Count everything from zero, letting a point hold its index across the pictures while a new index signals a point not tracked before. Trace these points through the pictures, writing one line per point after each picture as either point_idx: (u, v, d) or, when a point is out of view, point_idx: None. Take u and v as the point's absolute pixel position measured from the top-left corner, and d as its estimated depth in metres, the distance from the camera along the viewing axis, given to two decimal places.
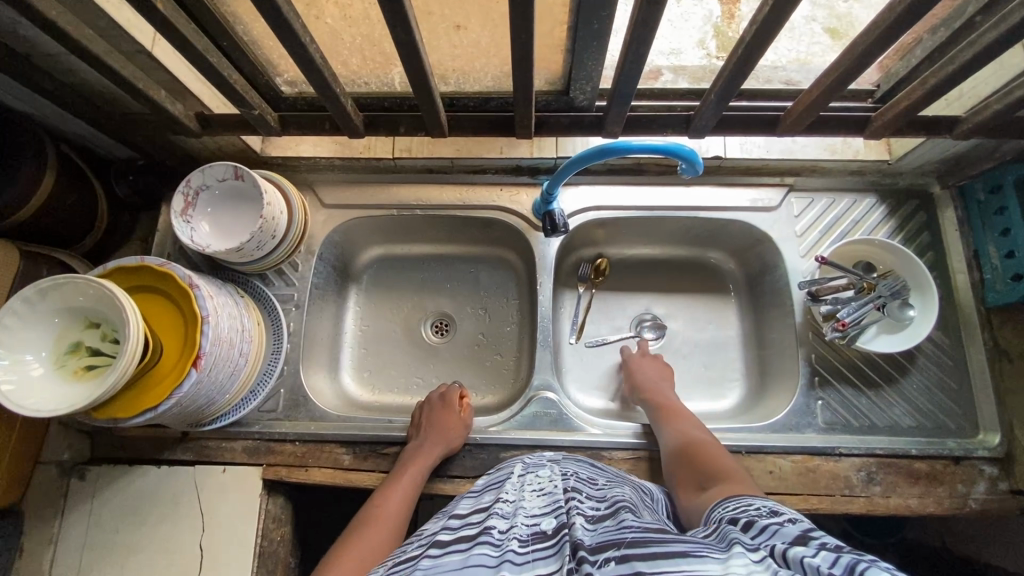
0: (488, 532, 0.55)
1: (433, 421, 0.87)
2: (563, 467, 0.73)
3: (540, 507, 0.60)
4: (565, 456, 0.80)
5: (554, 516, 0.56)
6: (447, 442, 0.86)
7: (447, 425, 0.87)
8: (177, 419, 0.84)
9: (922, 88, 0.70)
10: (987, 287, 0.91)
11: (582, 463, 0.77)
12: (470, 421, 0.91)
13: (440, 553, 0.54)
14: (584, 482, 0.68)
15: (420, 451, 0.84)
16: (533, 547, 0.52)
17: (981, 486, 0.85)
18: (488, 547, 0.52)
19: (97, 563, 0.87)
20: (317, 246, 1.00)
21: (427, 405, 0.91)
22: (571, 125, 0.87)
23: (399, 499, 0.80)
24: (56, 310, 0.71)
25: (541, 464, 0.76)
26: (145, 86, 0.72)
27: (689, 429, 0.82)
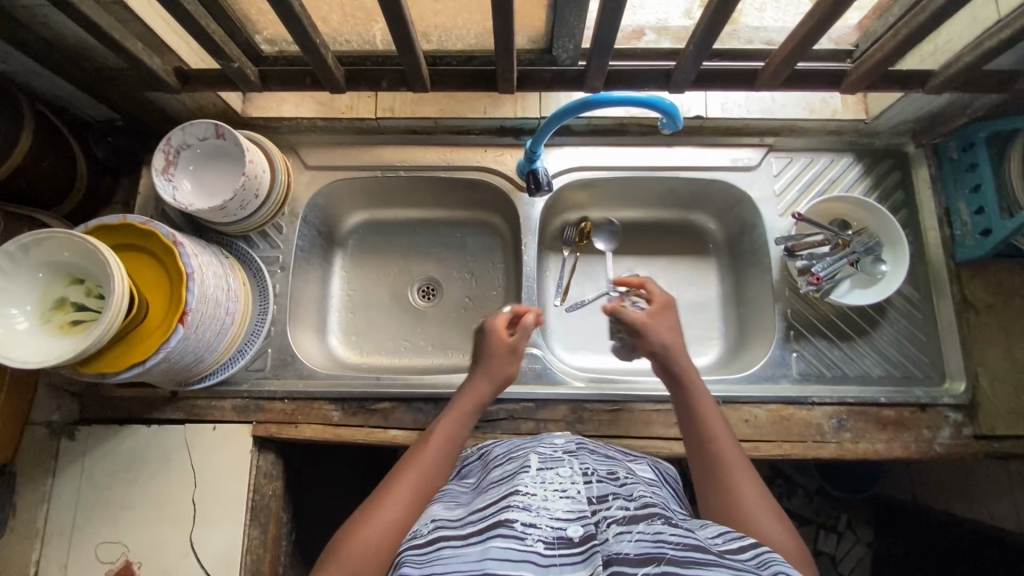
0: (509, 523, 0.54)
1: (490, 355, 0.82)
2: (580, 461, 0.68)
3: (561, 499, 0.58)
4: (579, 444, 0.75)
5: (581, 519, 0.55)
6: (494, 368, 0.81)
7: (503, 350, 0.82)
8: (166, 377, 0.85)
9: (895, 39, 0.73)
10: (956, 242, 0.94)
11: (594, 456, 0.73)
12: (526, 337, 0.85)
13: (463, 544, 0.54)
14: (603, 474, 0.66)
15: (472, 386, 0.80)
16: (559, 551, 0.51)
17: (946, 432, 0.89)
18: (510, 542, 0.51)
19: (91, 519, 0.88)
20: (301, 208, 1.01)
21: (503, 342, 0.83)
22: (553, 80, 0.86)
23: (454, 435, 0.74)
24: (40, 264, 0.71)
25: (558, 457, 0.69)
26: (121, 37, 0.71)
27: (735, 462, 0.68)
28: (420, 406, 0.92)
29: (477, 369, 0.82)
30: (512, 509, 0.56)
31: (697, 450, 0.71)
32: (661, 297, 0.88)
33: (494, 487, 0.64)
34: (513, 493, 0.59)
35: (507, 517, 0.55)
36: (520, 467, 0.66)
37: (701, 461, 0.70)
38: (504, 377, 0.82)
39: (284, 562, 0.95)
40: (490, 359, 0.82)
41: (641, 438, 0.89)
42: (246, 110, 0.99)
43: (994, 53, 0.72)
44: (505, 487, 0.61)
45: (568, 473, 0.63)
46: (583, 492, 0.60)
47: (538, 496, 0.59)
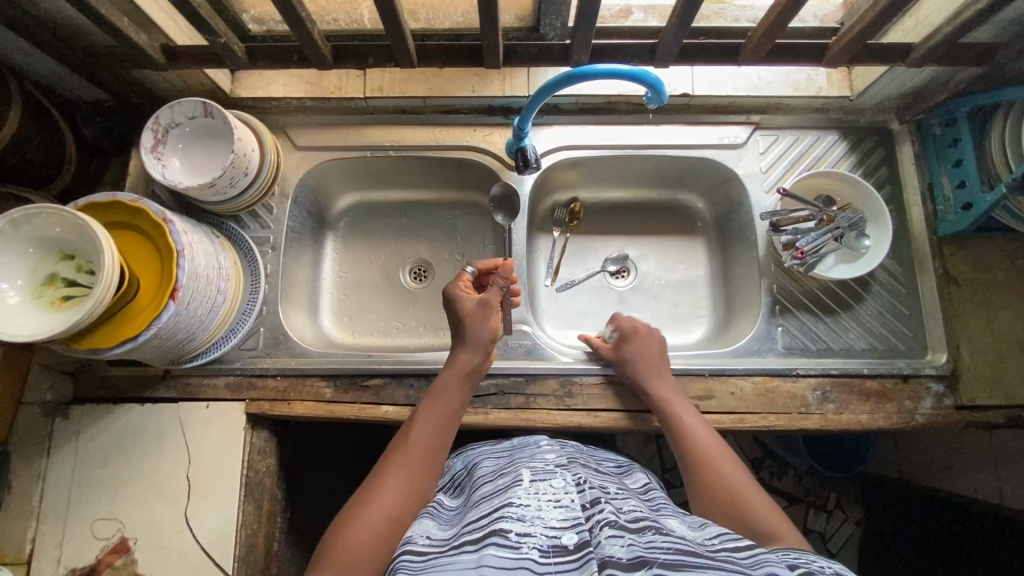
0: (503, 532, 0.51)
1: (469, 319, 0.85)
2: (573, 473, 0.63)
3: (555, 508, 0.55)
4: (569, 458, 0.70)
5: (575, 527, 0.51)
6: (473, 332, 0.84)
7: (478, 310, 0.85)
8: (158, 355, 0.86)
9: (875, 11, 0.74)
10: (939, 218, 0.95)
11: (586, 470, 0.67)
12: (500, 289, 0.88)
13: (457, 555, 0.50)
14: (597, 486, 0.61)
15: (456, 357, 0.83)
16: (554, 560, 0.47)
17: (928, 402, 0.91)
18: (504, 550, 0.48)
19: (86, 496, 0.89)
20: (292, 188, 1.01)
21: (472, 303, 0.86)
22: (539, 56, 0.86)
23: (442, 407, 0.77)
24: (31, 240, 0.72)
25: (550, 470, 0.64)
26: (107, 12, 0.72)
27: (718, 460, 0.72)
28: (412, 382, 0.93)
29: (460, 338, 0.85)
30: (505, 519, 0.53)
31: (684, 461, 0.75)
32: (640, 329, 0.91)
33: (484, 501, 0.59)
34: (507, 504, 0.56)
35: (500, 527, 0.52)
36: (513, 480, 0.61)
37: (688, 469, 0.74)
38: (487, 339, 0.84)
39: (279, 538, 0.96)
40: (468, 324, 0.85)
41: (629, 411, 0.90)
42: (234, 90, 1.00)
43: (973, 24, 0.73)
44: (498, 499, 0.57)
45: (563, 484, 0.59)
46: (577, 500, 0.56)
47: (532, 506, 0.55)
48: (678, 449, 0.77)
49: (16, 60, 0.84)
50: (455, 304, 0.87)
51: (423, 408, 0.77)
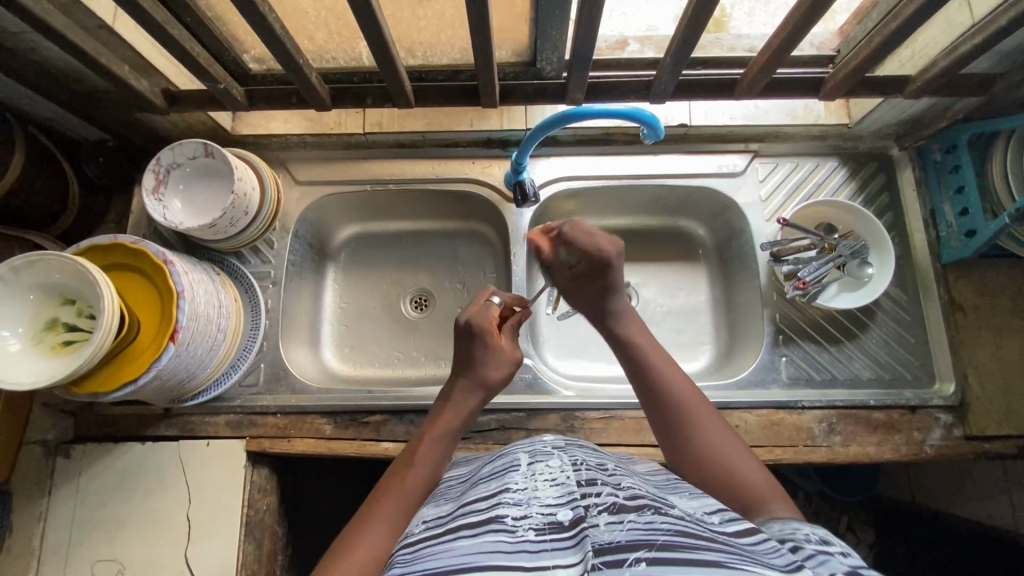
0: (500, 519, 0.50)
1: (489, 364, 0.73)
2: (572, 453, 0.60)
3: (552, 486, 0.54)
4: (569, 440, 0.66)
5: (571, 503, 0.50)
6: (489, 379, 0.73)
7: (504, 357, 0.74)
8: (159, 395, 0.86)
9: (870, 47, 0.74)
10: (942, 244, 0.94)
11: (585, 449, 0.64)
12: (513, 339, 0.79)
13: (454, 537, 0.50)
14: (596, 464, 0.58)
15: (462, 399, 0.72)
16: (549, 538, 0.47)
17: (937, 434, 0.89)
18: (502, 535, 0.48)
19: (85, 537, 0.89)
20: (292, 223, 1.02)
21: (500, 350, 0.74)
22: (536, 93, 0.88)
23: (439, 454, 0.68)
24: (30, 287, 0.72)
25: (548, 452, 0.61)
26: (107, 61, 0.73)
27: (701, 418, 0.68)
28: (413, 418, 0.92)
29: (469, 379, 0.73)
30: (503, 505, 0.52)
31: (657, 418, 0.69)
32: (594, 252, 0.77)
33: (484, 483, 0.59)
34: (503, 489, 0.55)
35: (498, 513, 0.51)
36: (510, 464, 0.60)
37: (663, 428, 0.69)
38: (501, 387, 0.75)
39: None
40: (489, 371, 0.73)
41: (633, 445, 0.89)
42: (235, 127, 1.01)
43: (971, 58, 0.73)
44: (496, 484, 0.57)
45: (559, 462, 0.58)
46: (573, 476, 0.54)
47: (528, 488, 0.54)
48: (648, 403, 0.71)
49: (20, 105, 0.85)
50: (474, 334, 0.75)
51: (420, 453, 0.67)
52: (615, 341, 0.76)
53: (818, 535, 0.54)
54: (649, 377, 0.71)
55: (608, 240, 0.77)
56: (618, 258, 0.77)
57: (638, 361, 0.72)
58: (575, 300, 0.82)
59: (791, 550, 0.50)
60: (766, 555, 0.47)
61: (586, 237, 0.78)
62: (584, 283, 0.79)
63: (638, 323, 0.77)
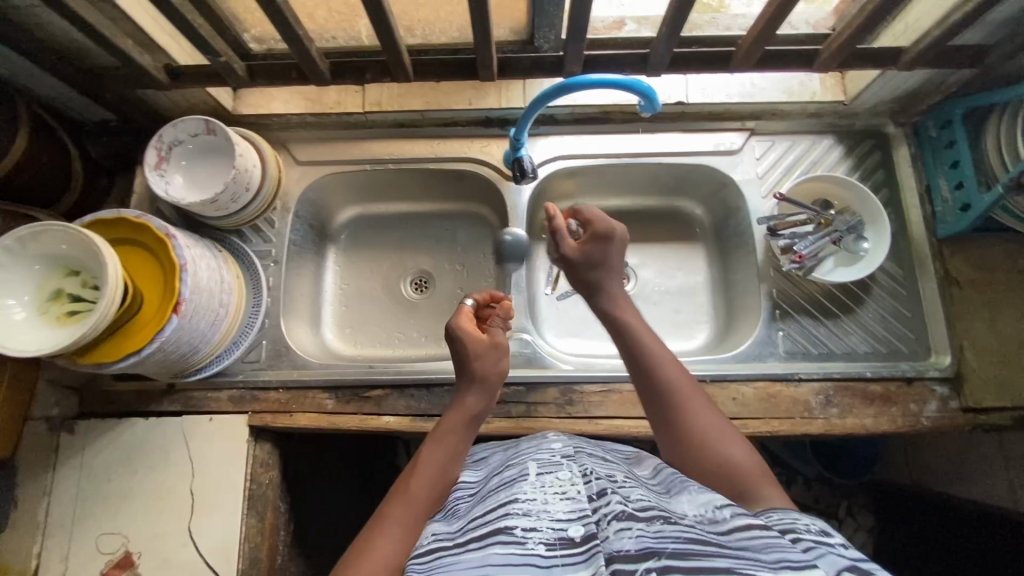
0: (508, 530, 0.51)
1: (476, 360, 0.75)
2: (580, 462, 0.61)
3: (562, 500, 0.54)
4: (577, 447, 0.67)
5: (581, 519, 0.50)
6: (483, 373, 0.75)
7: (488, 348, 0.76)
8: (162, 369, 0.87)
9: (862, 16, 0.75)
10: (938, 219, 0.95)
11: (594, 458, 0.65)
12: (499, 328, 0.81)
13: (464, 551, 0.51)
14: (605, 475, 0.58)
15: (463, 398, 0.74)
16: (560, 552, 0.48)
17: (933, 405, 0.90)
18: (511, 547, 0.49)
19: (90, 511, 0.90)
20: (293, 203, 1.03)
21: (480, 345, 0.76)
22: (533, 68, 0.88)
23: (447, 455, 0.68)
24: (37, 258, 0.73)
25: (556, 461, 0.62)
26: (110, 35, 0.74)
27: (691, 398, 0.69)
28: (413, 392, 0.93)
29: (466, 380, 0.76)
30: (510, 516, 0.52)
31: (648, 398, 0.71)
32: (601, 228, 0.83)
33: (494, 494, 0.59)
34: (512, 498, 0.55)
35: (506, 523, 0.52)
36: (519, 472, 0.60)
37: (653, 408, 0.70)
38: (498, 378, 0.77)
39: (283, 551, 0.96)
40: (476, 366, 0.75)
41: (631, 418, 0.90)
42: (236, 108, 1.02)
43: (963, 26, 0.74)
44: (503, 493, 0.57)
45: (569, 473, 0.58)
46: (584, 490, 0.54)
47: (538, 499, 0.54)
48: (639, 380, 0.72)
49: (24, 82, 0.86)
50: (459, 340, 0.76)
51: (424, 455, 0.68)
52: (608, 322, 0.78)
53: (817, 526, 0.54)
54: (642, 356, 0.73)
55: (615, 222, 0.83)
56: (620, 236, 0.83)
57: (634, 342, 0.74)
58: (567, 271, 0.84)
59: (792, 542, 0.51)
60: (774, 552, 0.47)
61: (597, 216, 0.84)
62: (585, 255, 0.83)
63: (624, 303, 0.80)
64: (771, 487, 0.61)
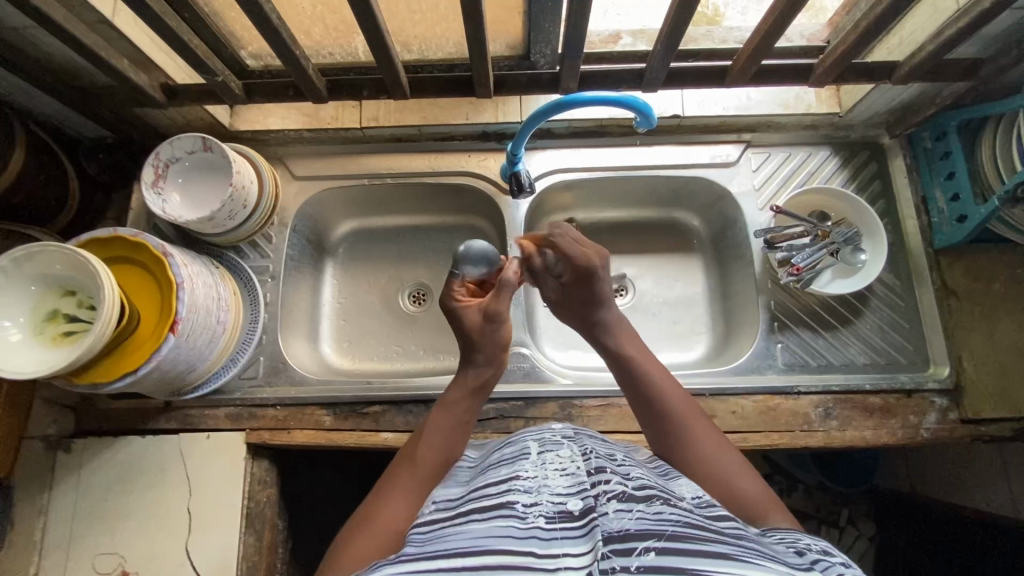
0: (510, 504, 0.50)
1: (471, 331, 0.71)
2: (581, 443, 0.62)
3: (562, 476, 0.54)
4: (577, 429, 0.67)
5: (581, 494, 0.50)
6: (477, 346, 0.71)
7: (478, 323, 0.71)
8: (159, 387, 0.86)
9: (857, 32, 0.75)
10: (934, 230, 0.95)
11: (594, 440, 0.65)
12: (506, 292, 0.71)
13: (464, 522, 0.50)
14: (605, 454, 0.59)
15: (465, 370, 0.72)
16: (559, 526, 0.47)
17: (932, 417, 0.90)
18: (512, 520, 0.48)
19: (86, 531, 0.89)
20: (290, 217, 1.02)
21: (473, 311, 0.72)
22: (529, 84, 0.88)
23: (450, 425, 0.68)
24: (32, 278, 0.73)
25: (557, 442, 0.62)
26: (107, 55, 0.74)
27: (693, 427, 0.67)
28: (411, 408, 0.93)
29: (466, 352, 0.72)
30: (513, 492, 0.52)
31: (648, 420, 0.69)
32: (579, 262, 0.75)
33: (494, 468, 0.59)
34: (513, 476, 0.55)
35: (508, 499, 0.51)
36: (520, 452, 0.61)
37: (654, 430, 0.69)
38: (502, 348, 0.72)
39: (281, 570, 0.95)
40: (472, 338, 0.71)
41: (631, 432, 0.90)
42: (234, 123, 1.02)
43: (958, 42, 0.74)
44: (504, 471, 0.57)
45: (569, 452, 0.59)
46: (583, 466, 0.55)
47: (539, 477, 0.55)
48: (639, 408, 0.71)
49: (21, 101, 0.86)
50: (454, 314, 0.74)
51: (428, 426, 0.68)
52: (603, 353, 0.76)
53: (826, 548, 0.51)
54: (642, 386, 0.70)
55: (591, 248, 0.75)
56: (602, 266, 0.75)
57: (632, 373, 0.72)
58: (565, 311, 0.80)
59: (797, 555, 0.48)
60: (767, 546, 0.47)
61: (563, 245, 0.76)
62: (567, 295, 0.78)
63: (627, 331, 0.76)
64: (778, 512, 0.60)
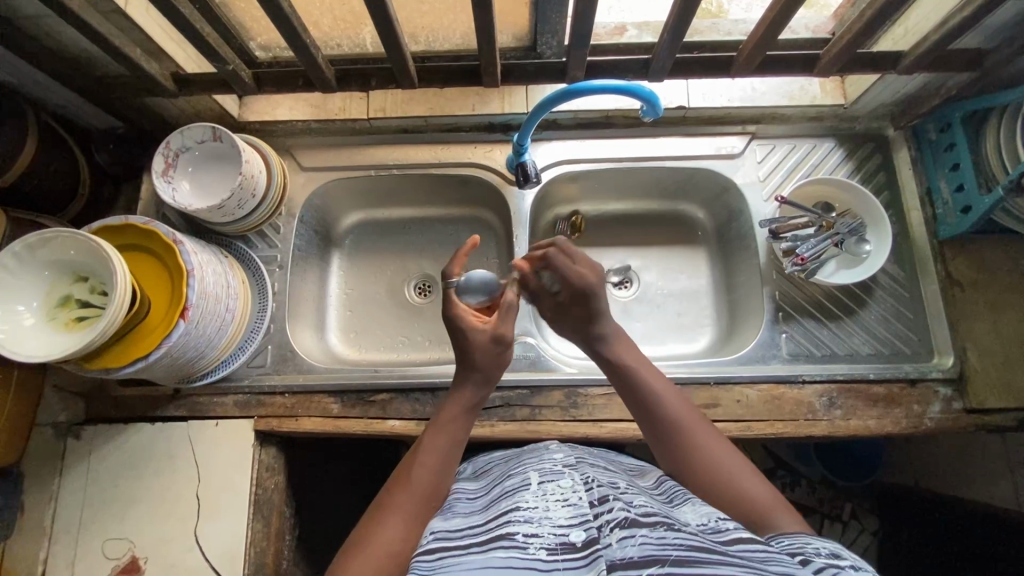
0: (510, 535, 0.51)
1: (477, 348, 0.75)
2: (582, 472, 0.62)
3: (563, 506, 0.54)
4: (579, 458, 0.68)
5: (583, 524, 0.51)
6: (480, 364, 0.74)
7: (487, 341, 0.75)
8: (168, 374, 0.87)
9: (861, 22, 0.76)
10: (938, 221, 0.95)
11: (596, 467, 0.66)
12: (511, 315, 0.76)
13: (465, 553, 0.51)
14: (607, 483, 0.60)
15: (460, 387, 0.74)
16: (561, 557, 0.47)
17: (936, 407, 0.90)
18: (513, 551, 0.49)
19: (96, 517, 0.90)
20: (298, 208, 1.03)
21: (481, 330, 0.75)
22: (537, 72, 0.89)
23: (448, 442, 0.69)
24: (46, 264, 0.74)
25: (557, 471, 0.63)
26: (120, 43, 0.75)
27: (695, 431, 0.68)
28: (418, 396, 0.93)
29: (465, 370, 0.75)
30: (513, 523, 0.53)
31: (651, 430, 0.70)
32: (575, 281, 0.80)
33: (496, 501, 0.60)
34: (514, 507, 0.56)
35: (508, 531, 0.52)
36: (522, 483, 0.61)
37: (657, 438, 0.69)
38: (498, 367, 0.76)
39: (288, 556, 0.96)
40: (476, 355, 0.75)
41: (636, 420, 0.90)
42: (242, 114, 1.03)
43: (962, 31, 0.75)
44: (506, 503, 0.58)
45: (570, 482, 0.59)
46: (586, 496, 0.55)
47: (540, 507, 0.55)
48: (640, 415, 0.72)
49: (34, 91, 0.87)
50: (463, 327, 0.76)
51: (424, 443, 0.69)
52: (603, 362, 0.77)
53: (829, 549, 0.52)
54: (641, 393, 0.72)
55: (585, 269, 0.80)
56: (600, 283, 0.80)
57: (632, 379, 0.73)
58: (562, 327, 0.84)
59: (801, 562, 0.49)
60: (776, 565, 0.47)
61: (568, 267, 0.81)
62: (568, 310, 0.82)
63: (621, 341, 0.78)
64: (787, 515, 0.60)
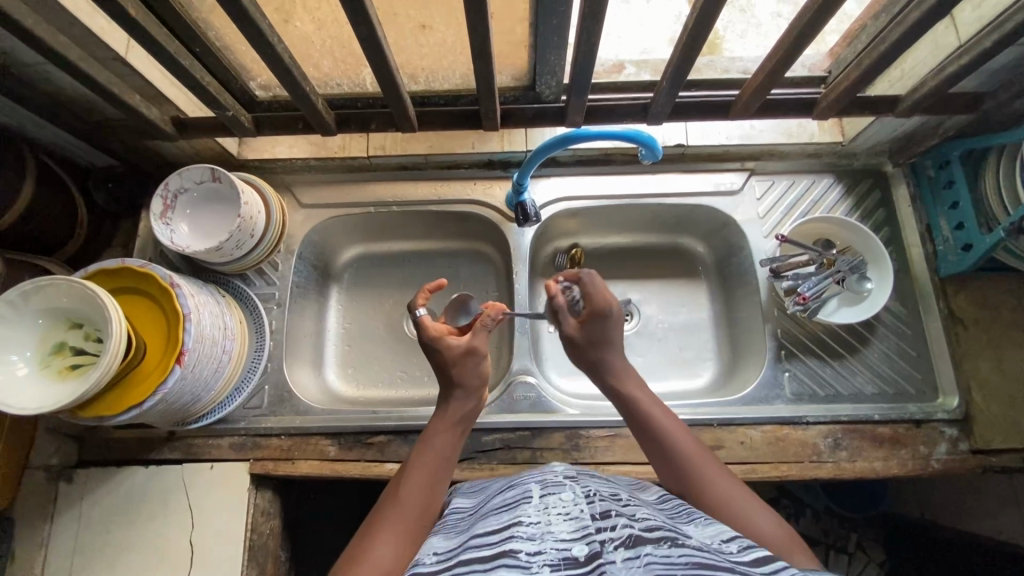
0: (513, 553, 0.49)
1: (452, 363, 0.75)
2: (584, 484, 0.60)
3: (565, 520, 0.53)
4: (579, 470, 0.66)
5: (586, 538, 0.49)
6: (463, 379, 0.74)
7: (461, 354, 0.75)
8: (163, 419, 0.86)
9: (858, 69, 0.77)
10: (939, 258, 0.95)
11: (596, 479, 0.64)
12: (485, 331, 0.78)
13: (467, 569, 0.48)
14: (608, 495, 0.58)
15: (445, 403, 0.74)
16: (565, 574, 0.46)
17: (943, 448, 0.89)
18: (514, 569, 0.46)
19: (86, 564, 0.87)
20: (296, 245, 1.03)
21: (454, 344, 0.75)
22: (536, 117, 0.90)
23: (436, 459, 0.68)
24: (40, 312, 0.73)
25: (559, 482, 0.60)
26: (119, 91, 0.75)
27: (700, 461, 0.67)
28: (416, 438, 0.92)
29: (446, 386, 0.75)
30: (515, 538, 0.51)
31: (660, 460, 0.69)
32: (597, 306, 0.79)
33: (494, 514, 0.58)
34: (514, 520, 0.53)
35: (510, 545, 0.50)
36: (521, 494, 0.59)
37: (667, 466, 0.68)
38: (480, 381, 0.76)
39: None
40: (454, 371, 0.75)
41: (638, 462, 0.89)
42: (241, 152, 1.03)
43: (957, 79, 0.75)
44: (506, 515, 0.55)
45: (571, 494, 0.57)
46: (587, 509, 0.54)
47: (541, 521, 0.53)
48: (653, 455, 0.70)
49: (33, 134, 0.87)
50: (434, 345, 0.75)
51: (413, 463, 0.68)
52: (610, 394, 0.76)
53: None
54: (649, 430, 0.70)
55: (611, 297, 0.80)
56: (618, 312, 0.79)
57: (638, 413, 0.72)
58: (573, 354, 0.80)
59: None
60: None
61: (596, 294, 0.79)
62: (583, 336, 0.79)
63: (631, 372, 0.77)
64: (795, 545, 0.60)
